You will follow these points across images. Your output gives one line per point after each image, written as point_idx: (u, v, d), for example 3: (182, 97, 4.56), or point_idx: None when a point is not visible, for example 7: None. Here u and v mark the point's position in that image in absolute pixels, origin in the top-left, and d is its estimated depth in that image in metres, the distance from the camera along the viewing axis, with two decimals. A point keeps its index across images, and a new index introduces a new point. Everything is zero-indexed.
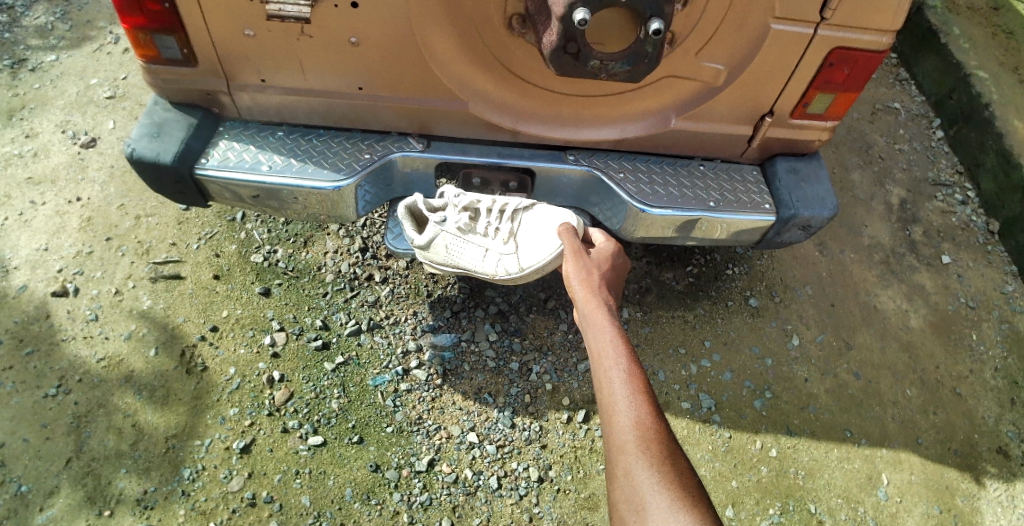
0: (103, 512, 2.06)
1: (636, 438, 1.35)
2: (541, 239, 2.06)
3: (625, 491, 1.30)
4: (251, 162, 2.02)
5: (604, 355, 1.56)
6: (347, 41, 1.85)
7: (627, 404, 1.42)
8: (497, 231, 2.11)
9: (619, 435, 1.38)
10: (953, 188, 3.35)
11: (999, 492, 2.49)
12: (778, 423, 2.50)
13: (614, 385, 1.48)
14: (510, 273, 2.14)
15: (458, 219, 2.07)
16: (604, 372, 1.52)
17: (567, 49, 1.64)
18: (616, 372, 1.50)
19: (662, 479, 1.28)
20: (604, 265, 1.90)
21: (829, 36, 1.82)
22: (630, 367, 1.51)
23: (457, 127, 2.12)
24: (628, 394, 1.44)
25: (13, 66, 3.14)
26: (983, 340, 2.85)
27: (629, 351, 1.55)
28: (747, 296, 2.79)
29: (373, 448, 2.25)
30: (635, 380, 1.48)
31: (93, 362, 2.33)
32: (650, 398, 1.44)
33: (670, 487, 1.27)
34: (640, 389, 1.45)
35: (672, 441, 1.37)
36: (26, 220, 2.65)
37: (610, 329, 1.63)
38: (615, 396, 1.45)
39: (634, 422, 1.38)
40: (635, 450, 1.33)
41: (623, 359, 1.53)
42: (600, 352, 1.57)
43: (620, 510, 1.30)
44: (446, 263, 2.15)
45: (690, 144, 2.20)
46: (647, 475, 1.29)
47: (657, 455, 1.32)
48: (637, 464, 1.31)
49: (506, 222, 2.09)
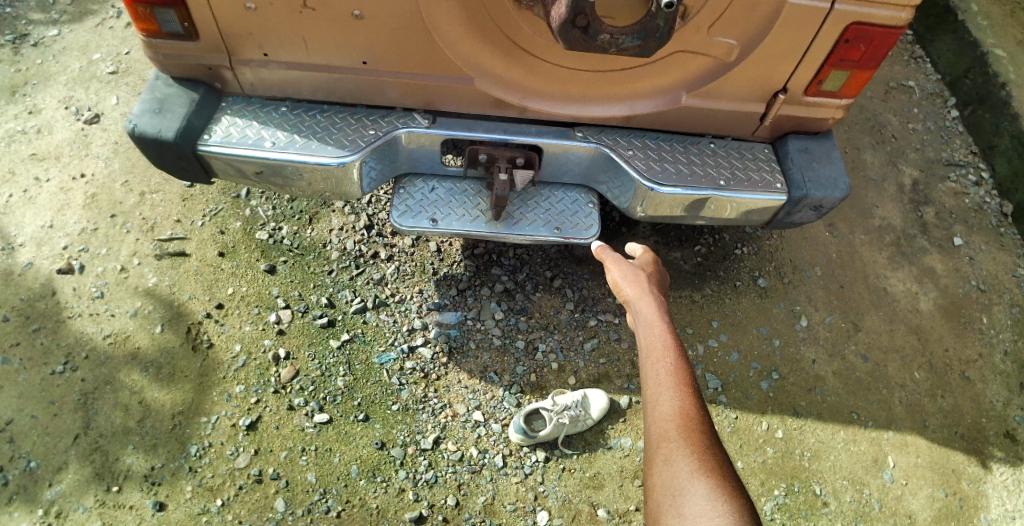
0: (111, 488, 2.07)
1: (678, 426, 1.30)
2: (570, 395, 2.31)
3: (663, 477, 1.25)
4: (254, 138, 2.00)
5: (652, 347, 1.48)
6: (351, 14, 1.81)
7: (671, 394, 1.36)
8: (558, 403, 2.26)
9: (660, 422, 1.33)
10: (967, 168, 3.31)
11: (1005, 476, 2.48)
12: (784, 404, 2.49)
13: (659, 375, 1.41)
14: (576, 399, 2.29)
15: (546, 403, 2.26)
16: (651, 363, 1.45)
17: (576, 23, 1.59)
18: (662, 364, 1.43)
19: (703, 467, 1.23)
20: (650, 267, 1.81)
21: (845, 11, 1.77)
22: (677, 360, 1.43)
23: (463, 104, 2.09)
24: (673, 384, 1.38)
25: (15, 41, 3.11)
26: (993, 324, 2.82)
27: (678, 345, 1.47)
28: (756, 276, 2.77)
29: (378, 426, 2.25)
30: (683, 372, 1.40)
31: (99, 339, 2.33)
32: (694, 391, 1.38)
33: (709, 475, 1.22)
34: (686, 382, 1.39)
35: (713, 433, 1.31)
36: (30, 197, 2.63)
37: (660, 324, 1.54)
38: (659, 385, 1.39)
39: (676, 412, 1.33)
40: (676, 438, 1.28)
41: (672, 352, 1.45)
42: (649, 345, 1.49)
43: (656, 496, 1.25)
44: (552, 414, 2.23)
45: (701, 121, 2.17)
46: (687, 463, 1.24)
47: (699, 444, 1.27)
48: (678, 450, 1.27)
49: (558, 399, 2.28)
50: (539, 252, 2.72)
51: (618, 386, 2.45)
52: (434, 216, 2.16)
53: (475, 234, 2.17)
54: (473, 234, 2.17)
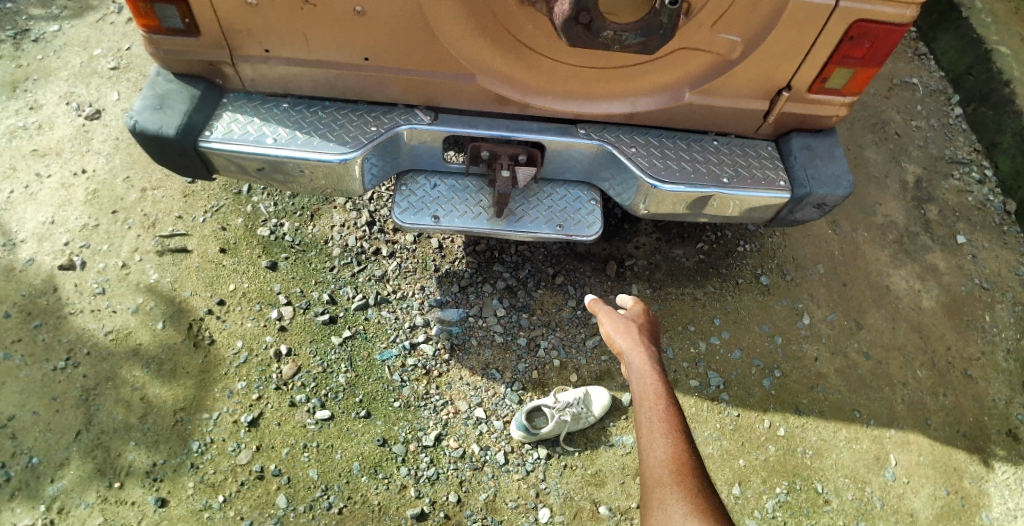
0: (113, 484, 2.07)
1: (671, 472, 1.31)
2: (572, 391, 2.31)
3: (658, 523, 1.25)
4: (255, 135, 1.99)
5: (644, 393, 1.49)
6: (353, 11, 1.81)
7: (663, 438, 1.37)
8: (559, 399, 2.25)
9: (654, 468, 1.34)
10: (970, 166, 3.30)
11: (1007, 475, 2.48)
12: (786, 402, 2.49)
13: (651, 420, 1.42)
14: (577, 395, 2.29)
15: (547, 400, 2.26)
16: (642, 409, 1.46)
17: (579, 20, 1.59)
18: (654, 410, 1.44)
19: (696, 512, 1.24)
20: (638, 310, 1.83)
21: (850, 8, 1.76)
22: (668, 405, 1.45)
23: (465, 101, 2.08)
24: (665, 428, 1.39)
25: (16, 37, 3.10)
26: (995, 323, 2.82)
27: (668, 390, 1.49)
28: (758, 274, 2.76)
29: (380, 423, 2.25)
30: (674, 417, 1.42)
31: (101, 335, 2.33)
32: (686, 435, 1.39)
33: (703, 519, 1.23)
34: (678, 426, 1.40)
35: (705, 477, 1.32)
36: (31, 193, 2.63)
37: (650, 368, 1.56)
38: (651, 430, 1.40)
39: (669, 457, 1.34)
40: (670, 484, 1.29)
41: (662, 398, 1.47)
42: (640, 390, 1.51)
43: None
44: (553, 409, 2.23)
45: (704, 118, 2.16)
46: (681, 508, 1.25)
47: (692, 488, 1.28)
48: (672, 496, 1.27)
49: (559, 395, 2.28)
50: (541, 249, 2.71)
51: (620, 383, 2.44)
52: (436, 213, 2.16)
53: (476, 231, 2.16)
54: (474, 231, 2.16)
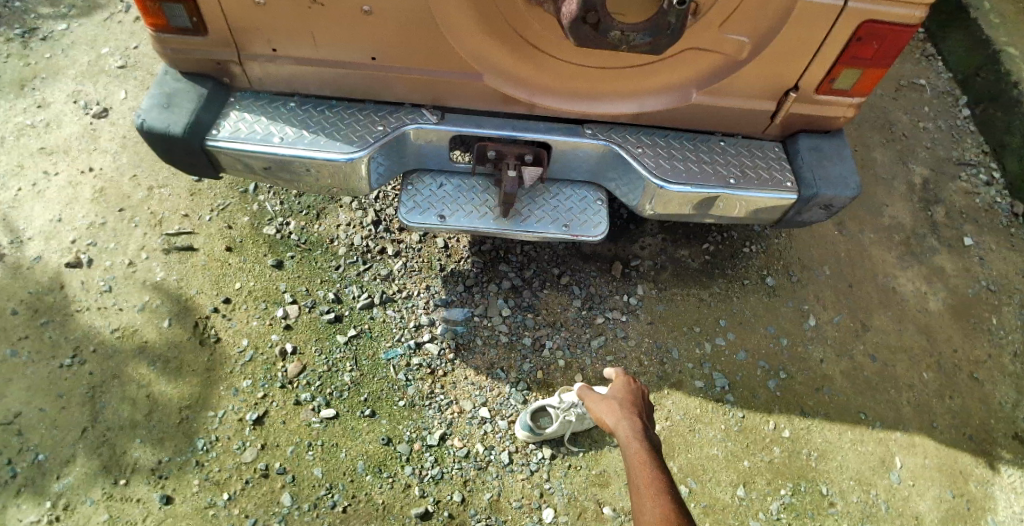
0: (118, 481, 2.08)
1: None
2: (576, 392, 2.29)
3: None
4: (262, 134, 1.99)
5: (633, 463, 1.63)
6: (360, 10, 1.81)
7: (652, 501, 1.50)
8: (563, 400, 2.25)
9: None
10: (978, 168, 3.28)
11: (1014, 478, 2.46)
12: (791, 403, 2.48)
13: (641, 487, 1.55)
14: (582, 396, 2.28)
15: (552, 400, 2.26)
16: (633, 478, 1.59)
17: (587, 19, 1.59)
18: (643, 477, 1.57)
19: None
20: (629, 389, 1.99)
21: (859, 9, 1.76)
22: (656, 472, 1.58)
23: (472, 101, 2.08)
24: (654, 492, 1.52)
25: (24, 35, 3.11)
26: (1003, 325, 2.80)
27: (655, 460, 1.63)
28: (764, 275, 2.76)
29: (385, 422, 2.26)
30: (661, 482, 1.55)
31: (107, 333, 2.34)
32: (675, 496, 1.52)
33: None
34: (666, 490, 1.53)
35: None
36: (38, 191, 2.64)
37: (638, 441, 1.70)
38: (642, 494, 1.53)
39: (659, 517, 1.45)
40: None
41: (650, 466, 1.60)
42: (631, 461, 1.65)
43: None
44: (557, 409, 2.22)
45: (711, 119, 2.15)
46: None
47: None
48: None
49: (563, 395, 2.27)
50: (547, 249, 2.71)
51: None
52: (442, 213, 2.16)
53: (482, 231, 2.16)
54: (481, 231, 2.16)
